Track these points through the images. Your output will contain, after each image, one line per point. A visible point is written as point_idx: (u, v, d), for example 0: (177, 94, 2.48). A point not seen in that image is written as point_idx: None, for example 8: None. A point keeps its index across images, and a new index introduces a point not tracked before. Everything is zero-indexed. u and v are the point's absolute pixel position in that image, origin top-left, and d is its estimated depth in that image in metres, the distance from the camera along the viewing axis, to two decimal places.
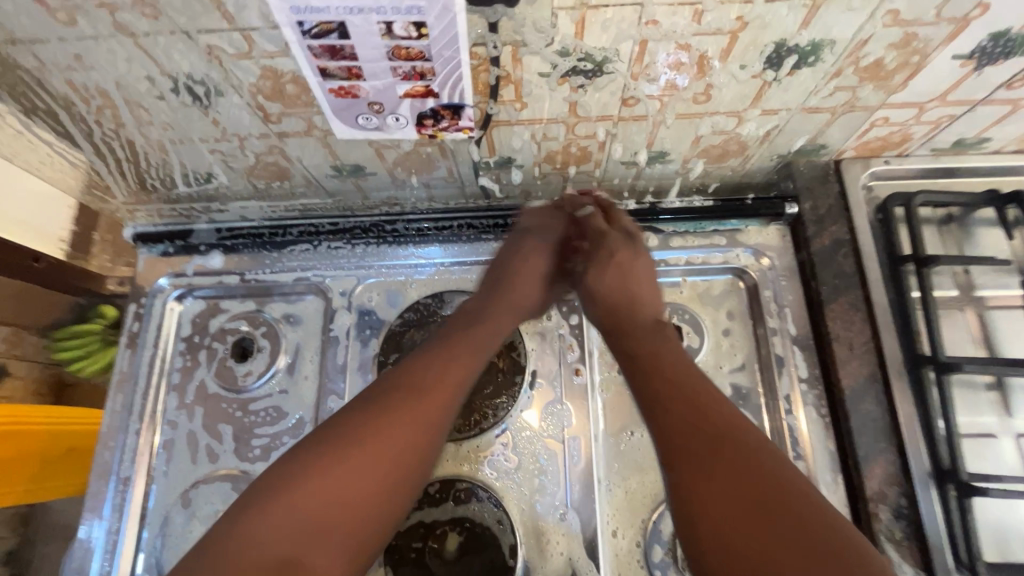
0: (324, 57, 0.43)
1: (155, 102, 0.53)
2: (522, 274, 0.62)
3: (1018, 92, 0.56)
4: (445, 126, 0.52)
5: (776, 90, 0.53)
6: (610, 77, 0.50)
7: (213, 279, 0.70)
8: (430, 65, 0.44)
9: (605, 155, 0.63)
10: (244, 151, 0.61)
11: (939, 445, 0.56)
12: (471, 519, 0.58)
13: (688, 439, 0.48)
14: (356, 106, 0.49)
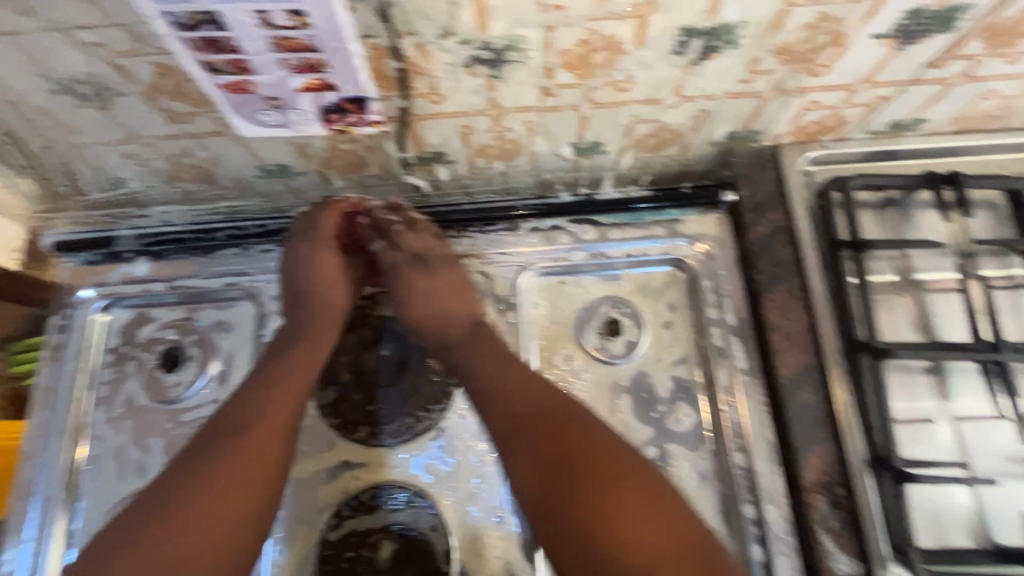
0: (203, 50, 0.41)
1: (51, 103, 0.51)
2: (331, 287, 0.61)
3: (945, 71, 0.55)
4: (353, 121, 0.50)
5: (698, 76, 0.52)
6: (523, 66, 0.48)
7: (138, 287, 0.68)
8: (320, 55, 0.42)
9: (535, 148, 0.62)
10: (157, 153, 0.59)
11: (876, 432, 0.55)
12: (405, 526, 0.57)
13: (518, 443, 0.50)
14: (253, 102, 0.47)
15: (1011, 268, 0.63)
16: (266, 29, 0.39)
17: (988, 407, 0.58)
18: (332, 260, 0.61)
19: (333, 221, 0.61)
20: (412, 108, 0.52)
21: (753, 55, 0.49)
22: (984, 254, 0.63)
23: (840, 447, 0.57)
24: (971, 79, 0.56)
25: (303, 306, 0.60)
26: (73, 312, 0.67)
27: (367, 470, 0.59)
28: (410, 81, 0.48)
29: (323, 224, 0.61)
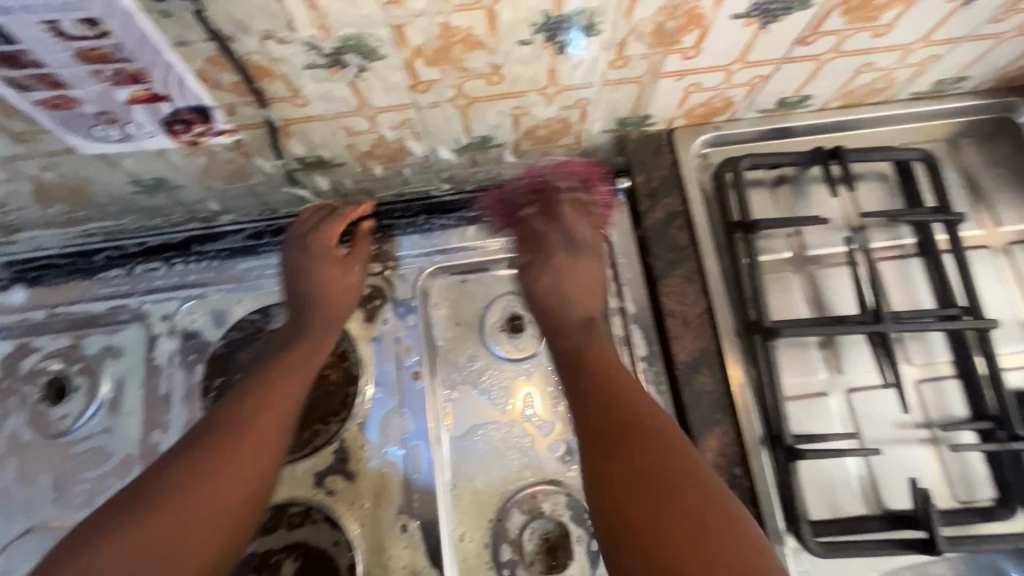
0: (1, 66, 0.39)
1: None
2: (336, 298, 0.61)
3: (816, 47, 0.55)
4: (200, 131, 0.48)
5: (567, 65, 0.50)
6: (380, 64, 0.46)
7: (16, 317, 0.64)
8: (137, 66, 0.41)
9: (422, 147, 0.60)
10: (13, 174, 0.55)
11: (770, 412, 0.56)
12: (306, 544, 0.56)
13: (606, 434, 0.50)
14: (82, 118, 0.45)
15: (899, 238, 0.64)
16: (64, 40, 0.38)
17: (878, 376, 0.59)
18: (341, 269, 0.62)
19: (332, 233, 0.62)
20: (273, 113, 0.49)
21: (617, 41, 0.48)
22: (872, 225, 0.65)
23: (736, 427, 0.57)
24: (843, 54, 0.56)
25: (303, 312, 0.60)
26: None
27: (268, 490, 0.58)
28: (258, 84, 0.45)
29: (325, 237, 0.62)
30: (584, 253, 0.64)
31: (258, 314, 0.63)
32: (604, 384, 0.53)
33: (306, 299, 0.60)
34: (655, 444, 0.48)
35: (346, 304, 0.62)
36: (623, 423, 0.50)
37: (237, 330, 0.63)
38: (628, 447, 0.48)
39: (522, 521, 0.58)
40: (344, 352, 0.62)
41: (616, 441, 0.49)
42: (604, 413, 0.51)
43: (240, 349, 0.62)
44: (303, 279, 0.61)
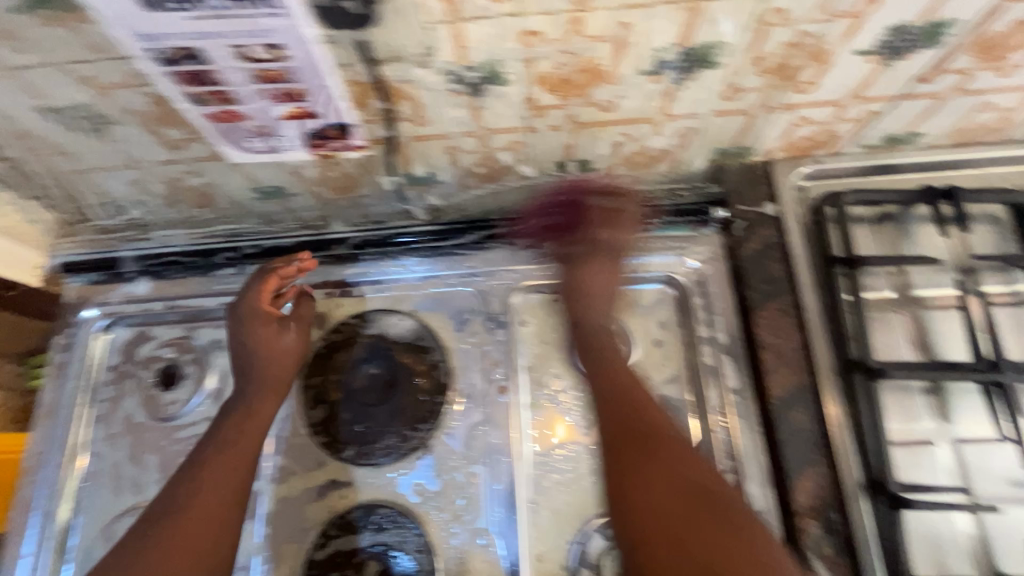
0: (186, 82, 0.44)
1: (55, 133, 0.53)
2: (276, 363, 0.60)
3: (937, 84, 0.53)
4: (337, 146, 0.52)
5: (681, 95, 0.51)
6: (504, 89, 0.48)
7: (139, 307, 0.70)
8: (300, 86, 0.45)
9: (523, 168, 0.62)
10: (156, 177, 0.61)
11: (871, 456, 0.54)
12: (388, 548, 0.57)
13: (622, 448, 0.49)
14: (239, 130, 0.50)
15: (1014, 284, 0.61)
16: (247, 62, 0.42)
17: (991, 428, 0.56)
18: (275, 332, 0.61)
19: (264, 294, 0.61)
20: (398, 132, 0.53)
21: (736, 75, 0.49)
22: (984, 269, 0.62)
23: (835, 470, 0.55)
24: (963, 93, 0.55)
25: (243, 377, 0.59)
26: (69, 328, 0.69)
27: (359, 490, 0.60)
28: (394, 106, 0.49)
29: (257, 300, 0.61)
30: (585, 253, 0.60)
31: (357, 319, 0.67)
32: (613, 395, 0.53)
33: (250, 365, 0.60)
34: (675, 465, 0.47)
35: (284, 367, 0.60)
36: (647, 439, 0.49)
37: (337, 332, 0.66)
38: (642, 463, 0.48)
39: (603, 546, 0.57)
40: (435, 362, 0.64)
41: (642, 457, 0.48)
42: (629, 429, 0.50)
43: (339, 351, 0.65)
44: (242, 348, 0.61)
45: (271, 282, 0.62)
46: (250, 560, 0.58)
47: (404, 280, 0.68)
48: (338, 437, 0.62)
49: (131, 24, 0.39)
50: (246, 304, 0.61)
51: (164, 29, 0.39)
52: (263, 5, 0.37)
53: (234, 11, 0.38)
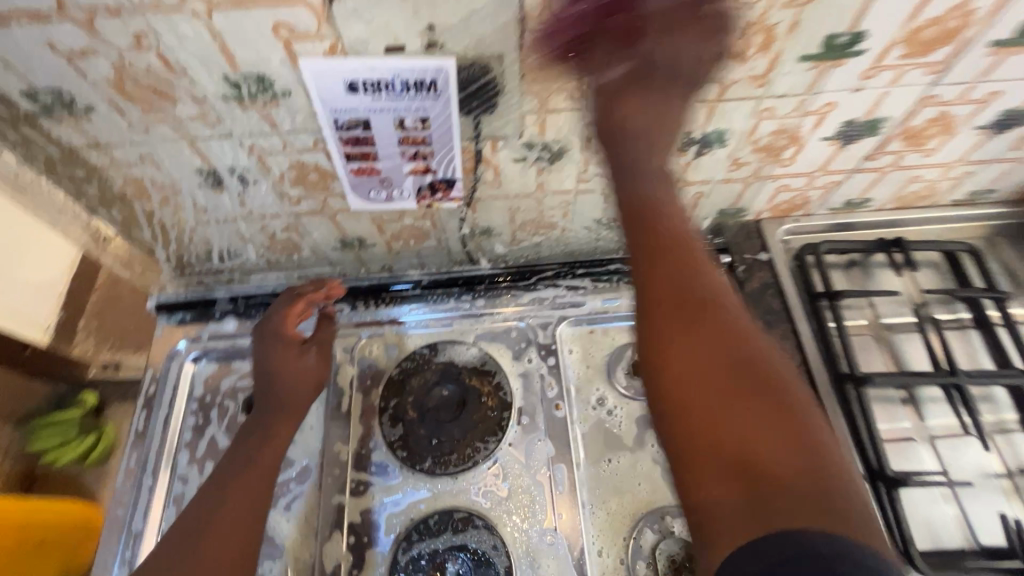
0: (350, 143, 0.61)
1: (198, 190, 0.68)
2: (293, 385, 0.70)
3: (880, 162, 0.72)
4: (439, 198, 0.70)
5: (698, 166, 0.70)
6: (568, 161, 0.67)
7: (226, 342, 0.81)
8: (430, 149, 0.63)
9: (568, 222, 0.78)
10: (267, 227, 0.75)
11: (868, 450, 0.66)
12: (461, 550, 0.65)
13: (667, 319, 0.50)
14: (371, 182, 0.67)
15: (957, 313, 0.77)
16: (400, 130, 0.60)
17: (959, 426, 0.69)
18: (297, 356, 0.72)
19: (286, 320, 0.72)
20: (476, 191, 0.70)
21: (736, 153, 0.68)
22: (934, 301, 0.78)
23: None
24: (900, 167, 0.74)
25: (266, 395, 0.70)
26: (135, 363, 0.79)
27: (432, 500, 0.69)
28: (483, 169, 0.67)
29: (281, 325, 0.72)
30: (657, 77, 0.54)
31: (426, 347, 0.78)
32: (654, 260, 0.52)
33: (273, 386, 0.70)
34: (722, 335, 0.49)
35: (302, 385, 0.71)
36: (694, 309, 0.50)
37: (410, 360, 0.77)
38: (695, 330, 0.49)
39: (654, 539, 0.65)
40: (498, 384, 0.74)
41: (676, 328, 0.49)
42: (665, 299, 0.51)
43: (412, 376, 0.76)
44: (263, 368, 0.71)
45: (295, 309, 0.73)
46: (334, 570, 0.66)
47: (464, 314, 0.80)
48: (412, 448, 0.71)
49: (331, 102, 0.56)
50: (268, 329, 0.72)
51: (355, 106, 0.57)
52: (429, 93, 0.56)
53: (406, 96, 0.56)
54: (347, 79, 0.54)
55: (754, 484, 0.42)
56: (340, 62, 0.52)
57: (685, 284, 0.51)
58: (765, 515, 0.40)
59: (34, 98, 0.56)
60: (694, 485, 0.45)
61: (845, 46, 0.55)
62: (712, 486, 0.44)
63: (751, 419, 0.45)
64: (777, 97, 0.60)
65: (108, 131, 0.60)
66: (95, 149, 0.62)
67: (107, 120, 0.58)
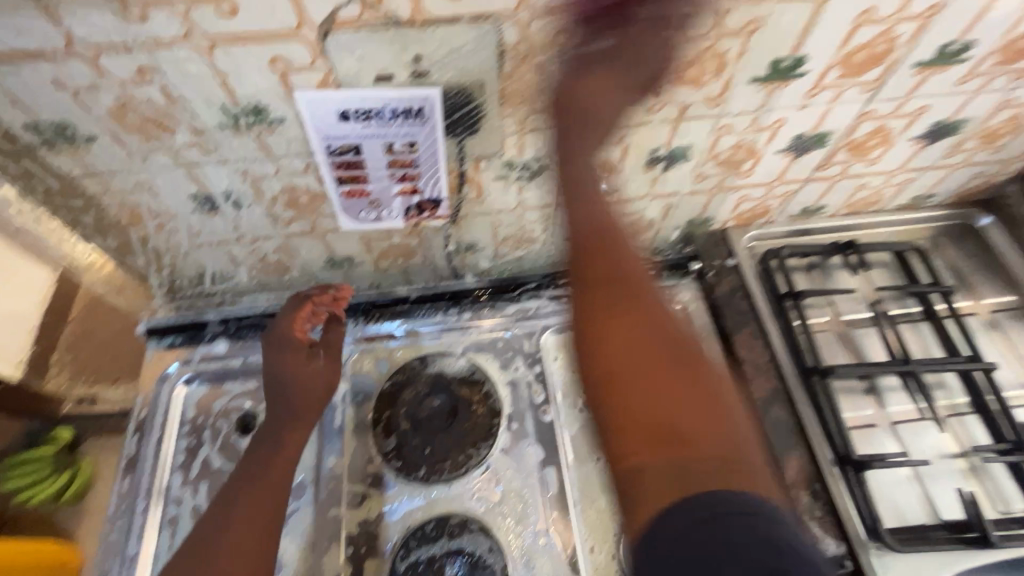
0: (341, 168, 0.61)
1: (309, 209, 0.68)
2: (305, 390, 0.70)
3: (954, 159, 0.79)
4: (427, 216, 0.70)
5: (795, 167, 0.76)
6: (684, 165, 0.71)
7: (217, 364, 0.79)
8: (416, 170, 0.63)
9: (664, 223, 0.83)
10: (372, 244, 0.76)
11: (1001, 426, 0.71)
12: (625, 537, 0.68)
13: (590, 289, 0.55)
14: (361, 203, 0.67)
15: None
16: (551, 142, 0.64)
17: None
18: (304, 360, 0.72)
19: (293, 324, 0.73)
20: None
21: (833, 152, 0.74)
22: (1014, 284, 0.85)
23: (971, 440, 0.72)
24: (969, 164, 0.80)
25: (283, 401, 0.69)
26: (202, 385, 0.78)
27: (589, 500, 0.70)
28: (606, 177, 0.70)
29: (289, 329, 0.72)
30: (627, 60, 0.53)
31: (532, 347, 0.80)
32: (592, 259, 0.56)
33: (284, 391, 0.70)
34: (653, 317, 0.54)
35: (310, 390, 0.71)
36: (618, 283, 0.55)
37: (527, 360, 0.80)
38: (609, 303, 0.54)
39: None
40: None
41: (604, 312, 0.54)
42: (597, 288, 0.55)
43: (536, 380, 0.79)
44: (271, 374, 0.71)
45: (303, 312, 0.73)
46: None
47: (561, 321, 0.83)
48: (549, 446, 0.73)
49: (325, 131, 0.56)
50: (274, 334, 0.72)
51: (345, 131, 0.56)
52: (417, 118, 0.56)
53: (394, 122, 0.56)
54: (338, 106, 0.54)
55: (666, 450, 0.46)
56: (431, 91, 0.54)
57: (601, 278, 0.55)
58: (674, 476, 0.44)
59: (169, 122, 0.55)
60: (627, 451, 0.48)
61: (956, 53, 0.60)
62: (640, 451, 0.47)
63: (661, 390, 0.49)
64: (881, 101, 0.66)
65: (263, 168, 0.61)
66: (207, 168, 0.60)
67: (234, 141, 0.57)
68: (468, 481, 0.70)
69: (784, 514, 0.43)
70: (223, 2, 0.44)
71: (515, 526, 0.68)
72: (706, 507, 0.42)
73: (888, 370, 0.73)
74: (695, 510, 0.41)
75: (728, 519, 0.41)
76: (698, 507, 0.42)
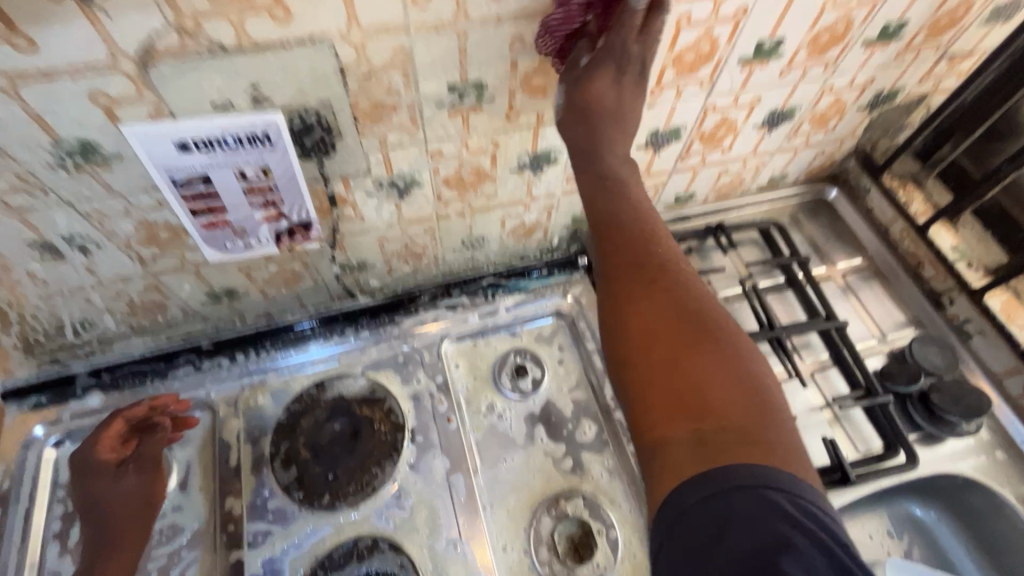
0: (192, 199, 0.58)
1: (172, 244, 0.65)
2: (116, 515, 0.65)
3: (796, 142, 0.87)
4: (300, 239, 0.68)
5: (659, 160, 0.81)
6: (556, 165, 0.74)
7: (93, 418, 0.73)
8: (277, 195, 0.61)
9: (551, 223, 0.86)
10: (253, 274, 0.73)
11: (856, 373, 0.80)
12: (535, 528, 0.70)
13: (624, 277, 0.59)
14: (224, 233, 0.64)
15: (880, 251, 0.94)
16: (410, 158, 0.64)
17: (909, 335, 0.87)
18: (111, 480, 0.66)
19: (96, 446, 0.67)
20: (474, 203, 0.75)
21: (689, 143, 0.79)
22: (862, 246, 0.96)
23: (833, 391, 0.80)
24: (810, 145, 0.90)
25: (100, 526, 0.65)
26: (75, 445, 0.72)
27: (500, 501, 0.71)
28: (483, 183, 0.72)
29: (90, 453, 0.67)
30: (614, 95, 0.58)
31: (432, 357, 0.81)
32: (622, 260, 0.59)
33: (98, 521, 0.65)
34: (678, 298, 0.57)
35: (128, 511, 0.65)
36: (648, 272, 0.58)
37: (426, 373, 0.80)
38: (644, 289, 0.57)
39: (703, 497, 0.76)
40: (519, 370, 0.81)
41: (639, 293, 0.57)
42: (629, 287, 0.58)
43: (440, 395, 0.78)
44: (85, 502, 0.66)
45: (103, 432, 0.67)
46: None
47: (461, 327, 0.84)
48: (455, 454, 0.74)
49: (164, 162, 0.53)
50: (77, 463, 0.67)
51: (188, 162, 0.54)
52: (264, 143, 0.55)
53: (241, 149, 0.55)
54: (174, 138, 0.52)
55: (695, 423, 0.48)
56: (276, 117, 0.53)
57: (635, 264, 0.59)
58: (701, 448, 0.46)
59: None
60: (656, 426, 0.50)
61: (770, 50, 0.67)
62: (669, 425, 0.50)
63: (696, 370, 0.52)
64: (718, 95, 0.72)
65: (110, 206, 0.58)
66: (41, 213, 0.56)
67: (67, 181, 0.54)
68: (376, 500, 0.70)
69: (799, 484, 0.44)
70: (18, 38, 0.42)
71: (428, 538, 0.68)
72: (724, 477, 0.44)
73: (759, 338, 0.79)
74: (707, 487, 0.44)
75: (746, 488, 0.43)
76: (707, 477, 0.44)
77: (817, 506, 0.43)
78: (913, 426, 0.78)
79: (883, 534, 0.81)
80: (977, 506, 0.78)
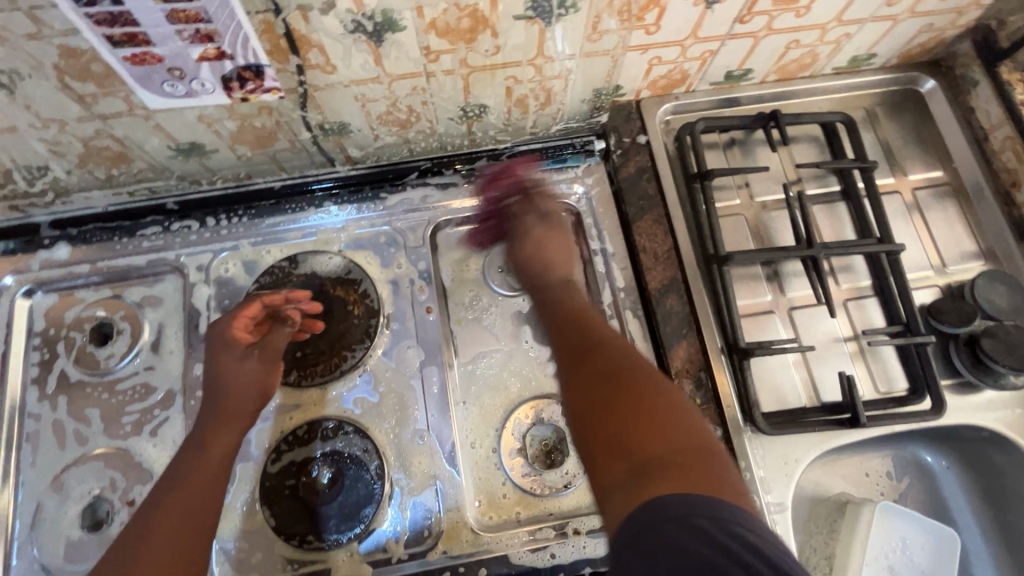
0: (105, 23, 0.48)
1: (106, 83, 0.55)
2: (233, 397, 0.61)
3: (897, 8, 0.67)
4: (252, 88, 0.58)
5: (711, 19, 0.63)
6: (576, 13, 0.58)
7: (61, 271, 0.71)
8: (211, 26, 0.50)
9: (567, 95, 0.71)
10: (212, 130, 0.64)
11: (899, 305, 0.69)
12: (507, 429, 0.67)
13: (559, 334, 0.58)
14: (157, 72, 0.54)
15: (970, 164, 0.77)
16: None
17: (977, 267, 0.74)
18: (237, 360, 0.62)
19: (231, 324, 0.63)
20: (469, 61, 0.61)
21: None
22: (948, 156, 0.78)
23: (866, 323, 0.70)
24: (914, 15, 0.69)
25: (217, 403, 0.61)
26: (47, 296, 0.71)
27: (474, 398, 0.68)
28: (482, 33, 0.58)
29: (225, 329, 0.62)
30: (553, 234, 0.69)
31: (417, 241, 0.73)
32: (556, 317, 0.60)
33: (216, 397, 0.61)
34: (611, 347, 0.54)
35: (246, 396, 0.61)
36: (581, 328, 0.57)
37: (408, 258, 0.73)
38: (580, 347, 0.56)
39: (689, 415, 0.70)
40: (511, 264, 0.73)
41: (571, 355, 0.55)
42: (565, 337, 0.57)
43: (421, 283, 0.72)
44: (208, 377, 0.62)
45: (242, 312, 0.63)
46: (387, 483, 0.64)
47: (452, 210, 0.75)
48: (431, 347, 0.69)
49: None
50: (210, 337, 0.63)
51: None
52: None
53: None
54: None
55: (630, 462, 0.45)
56: None
57: (573, 325, 0.58)
58: (639, 482, 0.43)
59: None
60: (597, 469, 0.47)
61: None
62: (607, 469, 0.46)
63: (625, 410, 0.48)
64: None
65: (16, 23, 0.47)
66: None
67: None
68: (347, 383, 0.68)
69: (730, 509, 0.40)
70: None
71: (395, 427, 0.66)
72: (653, 513, 0.40)
73: (792, 255, 0.68)
74: (634, 520, 0.41)
75: (676, 520, 0.39)
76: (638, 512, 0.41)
77: (748, 524, 0.40)
78: (949, 370, 0.69)
79: (881, 474, 0.76)
80: (996, 461, 0.71)
